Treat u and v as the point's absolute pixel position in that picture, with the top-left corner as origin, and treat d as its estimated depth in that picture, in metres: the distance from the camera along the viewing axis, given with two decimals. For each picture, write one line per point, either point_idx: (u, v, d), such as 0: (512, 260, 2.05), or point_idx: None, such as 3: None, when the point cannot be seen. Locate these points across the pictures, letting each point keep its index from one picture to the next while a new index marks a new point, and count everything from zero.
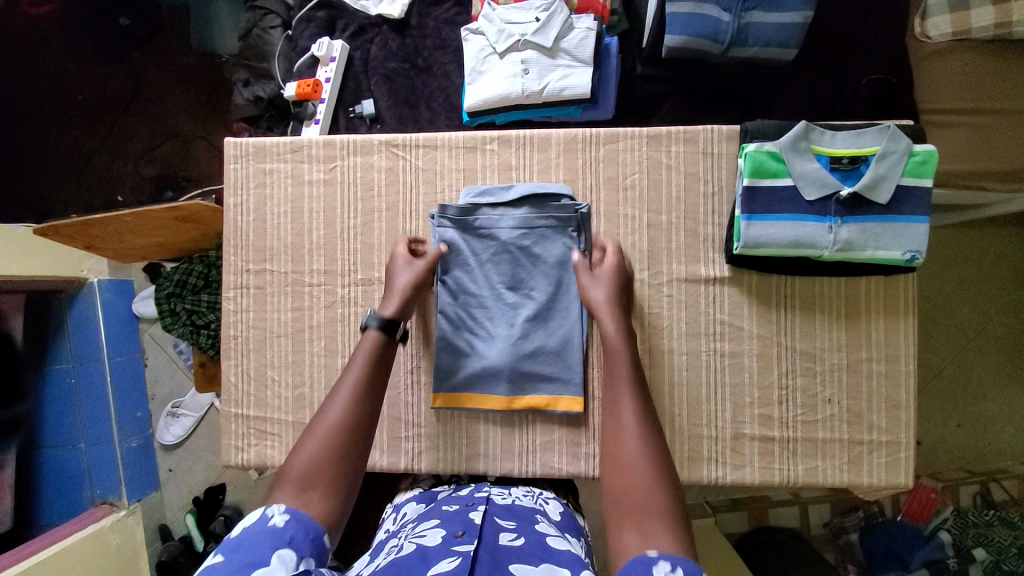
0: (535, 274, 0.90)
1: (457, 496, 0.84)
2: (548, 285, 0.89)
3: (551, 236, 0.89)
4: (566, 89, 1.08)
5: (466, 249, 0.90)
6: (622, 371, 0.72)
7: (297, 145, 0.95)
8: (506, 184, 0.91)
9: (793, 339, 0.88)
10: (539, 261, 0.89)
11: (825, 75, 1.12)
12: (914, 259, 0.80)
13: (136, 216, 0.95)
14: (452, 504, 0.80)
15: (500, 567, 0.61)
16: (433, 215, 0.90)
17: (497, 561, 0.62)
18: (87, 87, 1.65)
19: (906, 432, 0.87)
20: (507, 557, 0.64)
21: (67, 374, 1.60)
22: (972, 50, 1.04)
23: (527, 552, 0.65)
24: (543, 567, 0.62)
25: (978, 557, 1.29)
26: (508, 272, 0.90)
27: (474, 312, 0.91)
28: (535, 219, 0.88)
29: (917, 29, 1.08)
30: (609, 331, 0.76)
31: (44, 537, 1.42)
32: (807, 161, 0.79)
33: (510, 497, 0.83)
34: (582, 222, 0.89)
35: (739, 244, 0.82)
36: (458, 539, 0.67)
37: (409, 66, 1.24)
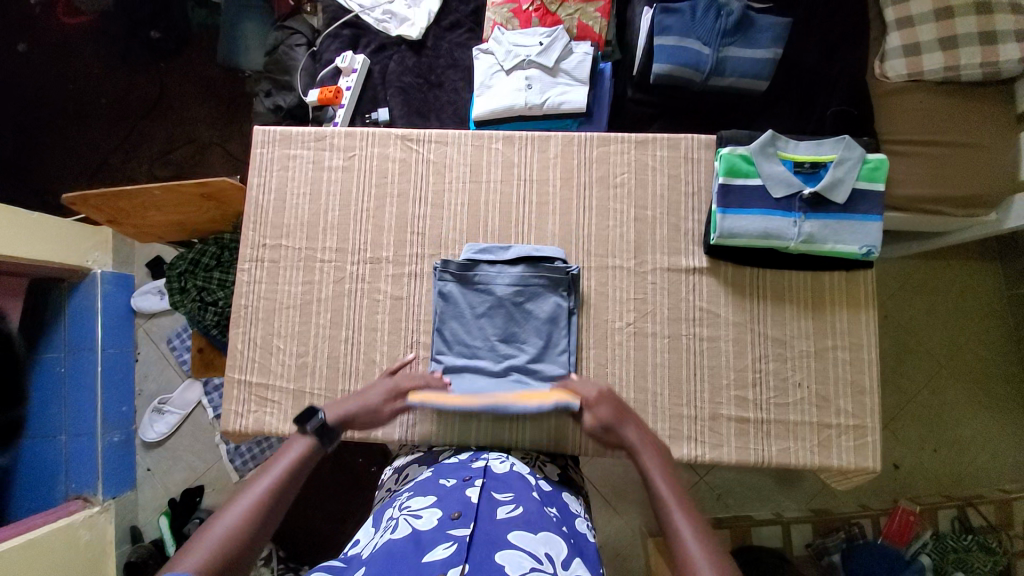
0: (526, 328, 0.94)
1: (455, 465, 0.84)
2: (538, 340, 0.93)
3: (543, 295, 0.94)
4: (565, 104, 1.20)
5: (463, 302, 0.95)
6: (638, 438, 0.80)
7: (320, 134, 1.05)
8: (505, 244, 0.98)
9: (765, 326, 0.96)
10: (530, 317, 0.94)
11: (794, 104, 1.26)
12: (869, 253, 0.90)
13: (164, 190, 1.09)
14: (449, 479, 0.79)
15: (498, 542, 0.63)
16: (436, 268, 0.97)
17: (494, 536, 0.64)
18: (112, 92, 1.73)
19: (871, 416, 0.93)
20: (505, 530, 0.65)
21: (58, 363, 1.53)
22: (926, 90, 1.15)
23: (527, 523, 0.67)
24: (542, 538, 0.65)
25: None
26: (502, 325, 0.94)
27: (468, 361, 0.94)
28: (530, 279, 0.94)
29: (877, 70, 1.20)
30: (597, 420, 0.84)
31: (16, 524, 1.31)
32: (774, 164, 0.90)
33: (509, 463, 0.86)
34: (570, 283, 0.95)
35: (715, 235, 0.91)
36: (455, 520, 0.66)
37: (423, 81, 1.36)
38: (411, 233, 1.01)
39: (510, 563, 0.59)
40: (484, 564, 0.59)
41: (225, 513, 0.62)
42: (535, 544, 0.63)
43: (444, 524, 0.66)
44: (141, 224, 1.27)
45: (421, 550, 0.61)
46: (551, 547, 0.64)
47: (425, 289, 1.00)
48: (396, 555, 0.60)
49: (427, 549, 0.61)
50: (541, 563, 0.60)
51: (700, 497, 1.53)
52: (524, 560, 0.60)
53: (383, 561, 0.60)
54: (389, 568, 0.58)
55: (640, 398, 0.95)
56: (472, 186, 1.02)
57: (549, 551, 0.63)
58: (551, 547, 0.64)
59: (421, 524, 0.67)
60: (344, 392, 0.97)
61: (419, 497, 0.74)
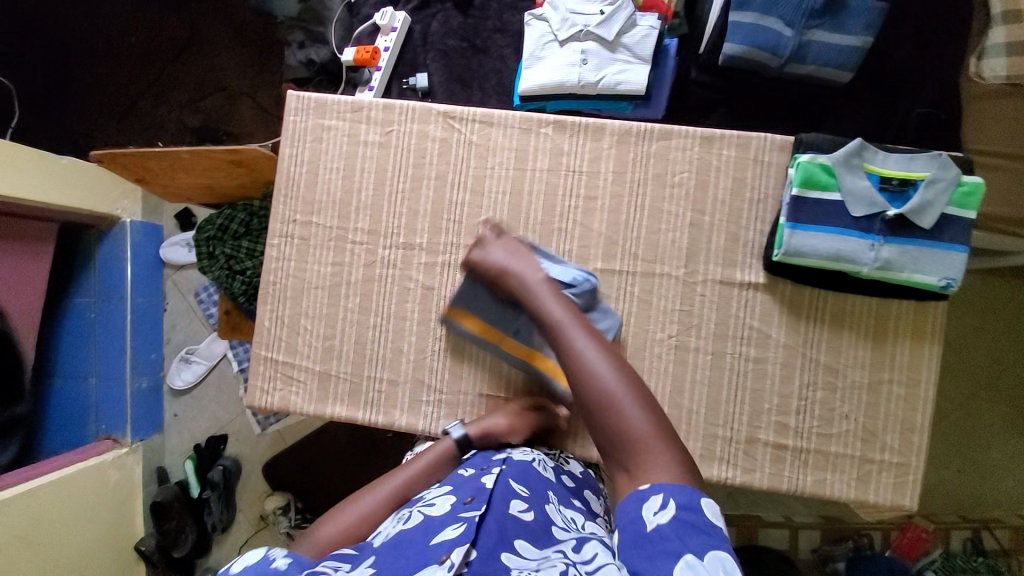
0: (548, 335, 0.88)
1: (479, 457, 0.81)
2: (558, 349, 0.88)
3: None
4: (621, 84, 1.09)
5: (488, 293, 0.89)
6: (573, 325, 0.70)
7: (357, 105, 0.97)
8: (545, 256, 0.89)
9: (817, 353, 0.89)
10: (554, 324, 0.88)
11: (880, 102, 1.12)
12: (949, 286, 0.82)
13: (193, 154, 1.05)
14: (468, 468, 0.77)
15: (507, 541, 0.59)
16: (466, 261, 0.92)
17: (504, 532, 0.60)
18: (143, 32, 1.65)
19: (918, 456, 0.88)
20: (516, 529, 0.61)
21: (88, 309, 1.56)
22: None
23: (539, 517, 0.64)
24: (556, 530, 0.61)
25: None
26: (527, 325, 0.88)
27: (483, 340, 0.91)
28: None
29: (972, 69, 1.05)
30: (556, 309, 0.73)
31: (48, 462, 1.37)
32: (857, 177, 0.81)
33: (531, 453, 0.81)
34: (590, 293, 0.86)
35: (779, 252, 0.83)
36: (468, 504, 0.64)
37: (467, 46, 1.25)
38: (447, 220, 0.96)
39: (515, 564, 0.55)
40: (489, 561, 0.55)
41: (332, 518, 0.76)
42: (545, 548, 0.59)
43: (456, 509, 0.64)
44: (169, 184, 1.24)
45: (430, 533, 0.59)
46: (562, 546, 0.59)
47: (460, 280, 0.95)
48: (404, 542, 0.59)
49: (436, 532, 0.59)
50: (550, 558, 0.56)
51: (710, 492, 1.50)
52: (529, 562, 0.56)
53: (391, 549, 0.58)
54: (398, 556, 0.57)
55: (674, 414, 0.91)
56: (515, 175, 0.95)
57: (560, 548, 0.58)
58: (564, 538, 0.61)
59: (434, 510, 0.65)
60: (371, 378, 0.95)
61: (436, 487, 0.72)
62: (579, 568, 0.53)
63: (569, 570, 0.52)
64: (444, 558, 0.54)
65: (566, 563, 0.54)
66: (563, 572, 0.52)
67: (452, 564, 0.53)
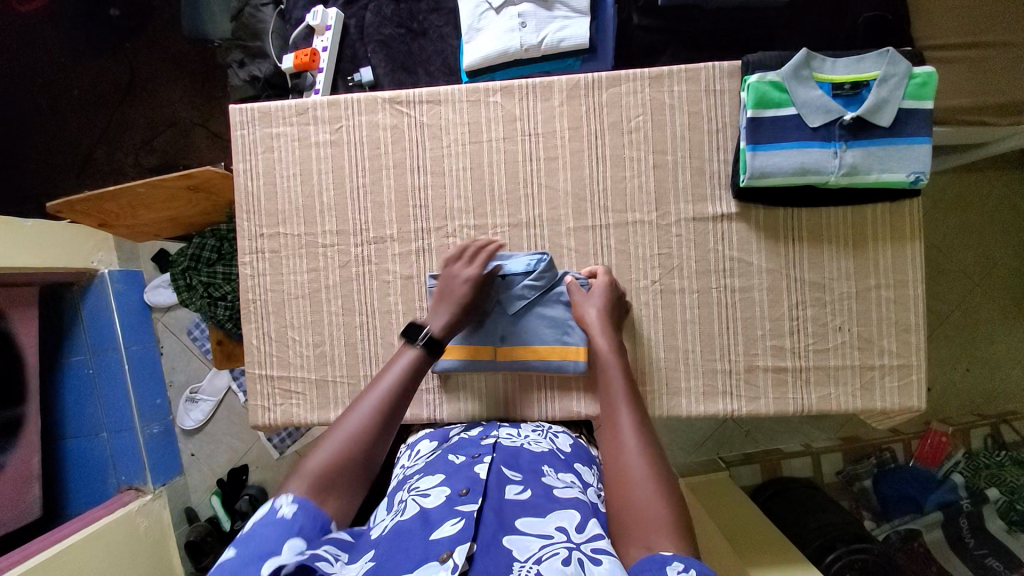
0: (529, 321, 0.91)
1: (465, 442, 0.82)
2: (544, 328, 0.90)
3: (546, 304, 0.90)
4: (564, 41, 1.07)
5: None
6: (619, 385, 0.74)
7: (301, 107, 0.96)
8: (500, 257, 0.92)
9: (801, 271, 0.89)
10: (529, 309, 0.90)
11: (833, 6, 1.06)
12: (918, 180, 0.82)
13: (148, 187, 1.03)
14: (459, 456, 0.77)
15: (506, 525, 0.61)
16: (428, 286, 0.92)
17: (502, 519, 0.62)
18: (83, 81, 1.61)
19: (917, 355, 0.88)
20: (514, 513, 0.63)
21: (85, 365, 1.56)
22: None
23: (535, 504, 0.65)
24: (552, 516, 0.62)
25: (992, 497, 1.15)
26: (506, 319, 0.91)
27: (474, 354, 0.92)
28: (530, 292, 0.89)
29: None
30: (602, 349, 0.79)
31: (71, 523, 1.35)
32: (809, 88, 0.81)
33: (520, 438, 0.83)
34: (550, 270, 0.89)
35: (746, 176, 0.83)
36: (463, 496, 0.64)
37: (405, 31, 1.21)
38: (413, 206, 0.95)
39: (517, 547, 0.57)
40: (490, 549, 0.57)
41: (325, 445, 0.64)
42: (546, 523, 0.61)
43: (452, 501, 0.64)
44: (135, 224, 1.23)
45: (429, 527, 0.59)
46: (562, 520, 0.61)
47: (436, 264, 0.94)
48: (402, 534, 0.59)
49: (435, 527, 0.59)
50: (552, 537, 0.58)
51: (728, 434, 1.50)
52: (532, 542, 0.57)
53: (390, 543, 0.58)
54: (397, 548, 0.56)
55: (670, 357, 0.91)
56: (472, 149, 0.94)
57: (561, 523, 0.61)
58: (562, 520, 0.61)
59: (429, 502, 0.65)
60: (366, 377, 0.95)
61: (428, 476, 0.72)
62: (583, 550, 0.56)
63: (574, 555, 0.55)
64: (446, 556, 0.54)
65: (568, 546, 0.56)
66: (568, 558, 0.54)
67: (455, 563, 0.53)
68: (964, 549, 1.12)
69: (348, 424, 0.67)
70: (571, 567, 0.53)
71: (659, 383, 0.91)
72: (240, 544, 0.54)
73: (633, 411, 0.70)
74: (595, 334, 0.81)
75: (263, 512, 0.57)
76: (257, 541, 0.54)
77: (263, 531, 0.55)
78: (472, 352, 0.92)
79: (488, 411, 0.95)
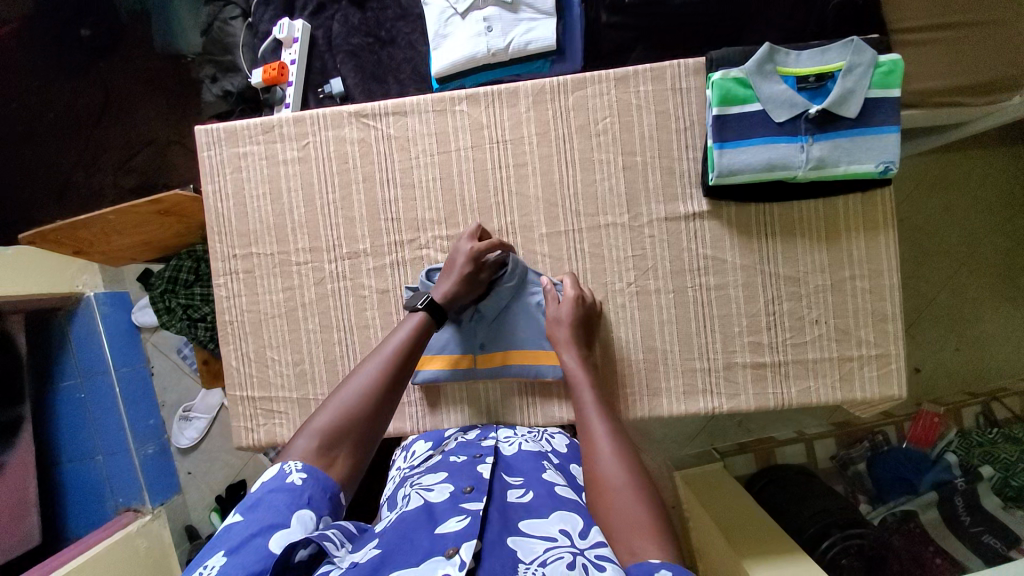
0: (507, 326, 0.91)
1: (464, 443, 0.83)
2: (523, 333, 0.90)
3: (523, 308, 0.90)
4: (531, 43, 1.06)
5: None
6: (590, 400, 0.75)
7: (267, 125, 0.95)
8: None
9: (775, 266, 0.89)
10: (506, 315, 0.91)
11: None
12: (888, 170, 0.82)
13: (119, 213, 1.02)
14: (460, 455, 0.78)
15: (511, 526, 0.62)
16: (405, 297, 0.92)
17: (507, 519, 0.63)
18: (54, 104, 1.60)
19: (895, 344, 0.89)
20: (518, 514, 0.65)
21: (77, 389, 1.55)
22: None
23: (536, 506, 0.66)
24: (554, 519, 0.63)
25: (985, 475, 1.16)
26: (484, 326, 0.91)
27: (455, 363, 0.92)
28: (506, 298, 0.89)
29: None
30: (571, 366, 0.80)
31: (72, 546, 1.36)
32: (773, 83, 0.80)
33: (515, 439, 0.85)
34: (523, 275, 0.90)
35: (714, 174, 0.83)
36: (467, 494, 0.66)
37: (373, 40, 1.20)
38: (384, 220, 0.94)
39: (522, 548, 0.58)
40: (495, 546, 0.58)
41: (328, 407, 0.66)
42: (550, 525, 0.62)
43: (456, 498, 0.65)
44: (111, 249, 1.22)
45: (434, 522, 0.60)
46: (565, 524, 0.62)
47: (411, 276, 0.94)
48: (409, 525, 0.60)
49: (440, 521, 0.60)
50: (556, 540, 0.59)
51: (721, 425, 1.52)
52: (536, 544, 0.59)
53: (398, 532, 0.59)
54: (404, 539, 0.57)
55: (650, 357, 0.91)
56: (441, 159, 0.93)
57: (564, 527, 0.62)
58: (565, 524, 0.62)
59: (433, 496, 0.67)
60: None
61: (430, 473, 0.74)
62: (587, 557, 0.56)
63: (578, 560, 0.55)
64: (452, 551, 0.54)
65: (572, 551, 0.57)
66: (573, 563, 0.54)
67: (463, 559, 0.53)
68: (959, 527, 1.12)
69: (353, 386, 0.68)
70: (576, 571, 0.53)
71: (640, 385, 0.91)
72: (248, 510, 0.57)
73: (605, 423, 0.71)
74: (563, 352, 0.82)
75: (274, 474, 0.60)
76: (268, 514, 0.56)
77: (272, 500, 0.57)
78: (452, 362, 0.92)
79: (473, 420, 0.95)
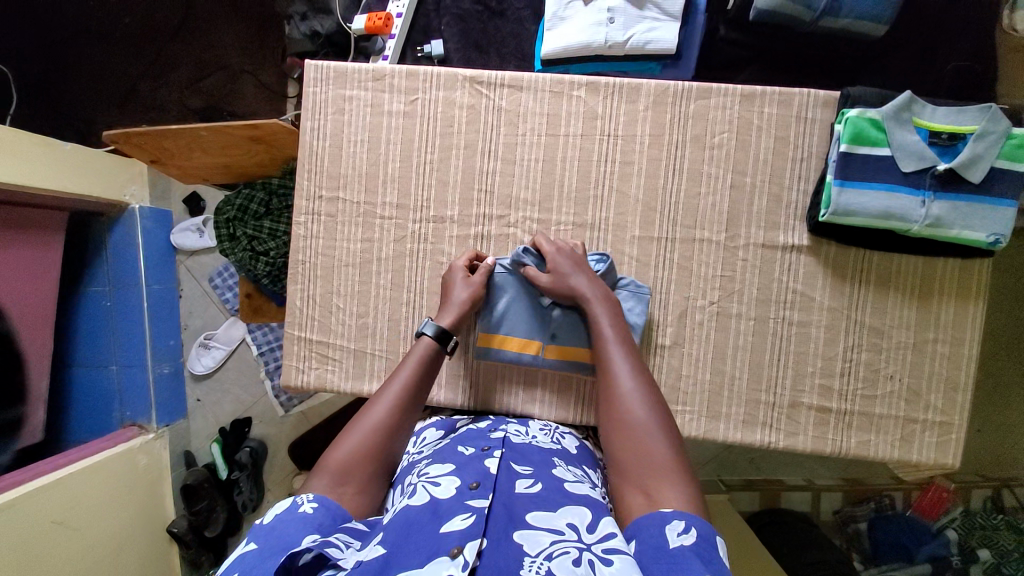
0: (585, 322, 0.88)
1: (473, 434, 0.79)
2: None
3: None
4: (651, 43, 1.03)
5: (518, 296, 0.89)
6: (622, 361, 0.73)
7: (379, 73, 0.93)
8: None
9: (862, 314, 0.88)
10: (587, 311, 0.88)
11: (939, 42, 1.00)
12: (996, 243, 0.80)
13: (210, 131, 1.01)
14: (467, 447, 0.75)
15: (516, 519, 0.58)
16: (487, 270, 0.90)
17: (513, 512, 0.59)
18: (134, 9, 1.57)
19: (961, 414, 0.88)
20: (525, 506, 0.61)
21: (103, 297, 1.54)
22: None
23: (545, 498, 0.62)
24: (562, 512, 0.60)
25: (982, 558, 1.23)
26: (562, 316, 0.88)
27: (524, 346, 0.89)
28: None
29: (1004, 21, 1.01)
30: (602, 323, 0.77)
31: (75, 452, 1.35)
32: (907, 132, 0.78)
33: (527, 435, 0.81)
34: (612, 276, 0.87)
35: (827, 211, 0.81)
36: (472, 490, 0.62)
37: (483, 8, 1.17)
38: (478, 190, 0.93)
39: (528, 541, 0.54)
40: (500, 543, 0.54)
41: (348, 438, 0.68)
42: (557, 518, 0.58)
43: (462, 494, 0.61)
44: (185, 164, 1.22)
45: (438, 520, 0.56)
46: (573, 517, 0.59)
47: (493, 251, 0.93)
48: (410, 523, 0.57)
49: (444, 519, 0.57)
50: (563, 534, 0.55)
51: (733, 459, 1.44)
52: (543, 536, 0.55)
53: (399, 530, 0.56)
54: (406, 538, 0.55)
55: (716, 380, 0.90)
56: (548, 141, 0.92)
57: (571, 521, 0.58)
58: (574, 517, 0.59)
59: (439, 491, 0.63)
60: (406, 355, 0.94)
61: (437, 464, 0.69)
62: (594, 551, 0.53)
63: (585, 556, 0.52)
64: (455, 552, 0.51)
65: (579, 546, 0.54)
66: (579, 559, 0.52)
67: (465, 561, 0.50)
68: None
69: (371, 419, 0.70)
70: (582, 568, 0.50)
71: (700, 406, 0.90)
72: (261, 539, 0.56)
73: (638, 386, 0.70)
74: (595, 308, 0.79)
75: (284, 507, 0.59)
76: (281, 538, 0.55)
77: (284, 528, 0.56)
78: (520, 346, 0.89)
79: (525, 404, 0.94)
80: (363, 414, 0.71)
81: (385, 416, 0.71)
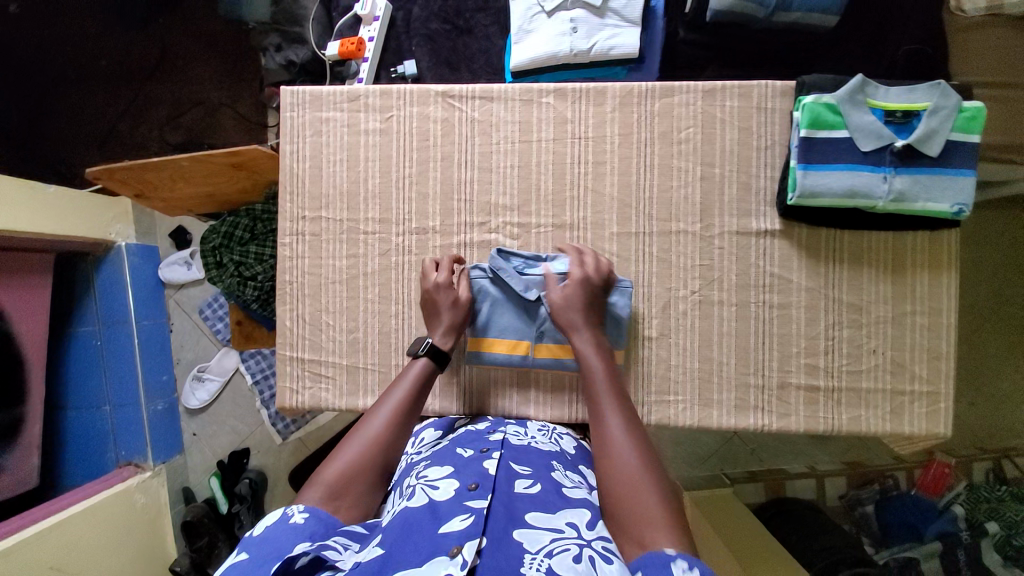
0: None
1: (471, 435, 0.80)
2: None
3: None
4: (613, 48, 1.08)
5: (504, 300, 0.90)
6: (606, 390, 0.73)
7: (353, 94, 0.96)
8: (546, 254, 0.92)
9: (839, 292, 0.90)
10: None
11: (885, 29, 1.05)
12: (961, 212, 0.83)
13: (192, 160, 1.03)
14: (466, 448, 0.75)
15: (516, 518, 0.59)
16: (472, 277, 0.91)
17: (513, 513, 0.60)
18: (110, 52, 1.60)
19: (946, 382, 0.90)
20: (524, 505, 0.62)
21: (93, 336, 1.54)
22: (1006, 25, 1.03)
23: (544, 498, 0.63)
24: (561, 513, 0.61)
25: (990, 531, 1.16)
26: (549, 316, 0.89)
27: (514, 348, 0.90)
28: None
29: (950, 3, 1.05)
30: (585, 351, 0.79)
31: (70, 495, 1.33)
32: (862, 113, 0.82)
33: (525, 436, 0.81)
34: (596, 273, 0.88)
35: (795, 195, 0.84)
36: (472, 491, 0.62)
37: (451, 27, 1.22)
38: (458, 200, 0.95)
39: (528, 539, 0.55)
40: (501, 543, 0.55)
41: (345, 450, 0.68)
42: (556, 518, 0.59)
43: (461, 495, 0.62)
44: (170, 196, 1.24)
45: (438, 521, 0.57)
46: (572, 517, 0.60)
47: (477, 257, 0.95)
48: (410, 524, 0.57)
49: (444, 520, 0.57)
50: (563, 533, 0.57)
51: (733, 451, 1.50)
52: (542, 535, 0.56)
53: (400, 532, 0.56)
54: (406, 540, 0.55)
55: (705, 367, 0.91)
56: (522, 147, 0.94)
57: (571, 520, 0.59)
58: (573, 517, 0.60)
59: (437, 494, 0.63)
60: (398, 366, 0.94)
61: (436, 465, 0.70)
62: (594, 549, 0.54)
63: (585, 552, 0.53)
64: (455, 551, 0.52)
65: (579, 543, 0.55)
66: (579, 555, 0.53)
67: (465, 560, 0.51)
68: None
69: (369, 430, 0.71)
70: (583, 565, 0.51)
71: (692, 394, 0.91)
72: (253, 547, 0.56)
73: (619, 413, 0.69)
74: (575, 335, 0.80)
75: (275, 518, 0.59)
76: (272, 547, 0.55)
77: (275, 537, 0.56)
78: (511, 348, 0.91)
79: (520, 405, 0.94)
80: (361, 426, 0.72)
81: (383, 429, 0.71)
